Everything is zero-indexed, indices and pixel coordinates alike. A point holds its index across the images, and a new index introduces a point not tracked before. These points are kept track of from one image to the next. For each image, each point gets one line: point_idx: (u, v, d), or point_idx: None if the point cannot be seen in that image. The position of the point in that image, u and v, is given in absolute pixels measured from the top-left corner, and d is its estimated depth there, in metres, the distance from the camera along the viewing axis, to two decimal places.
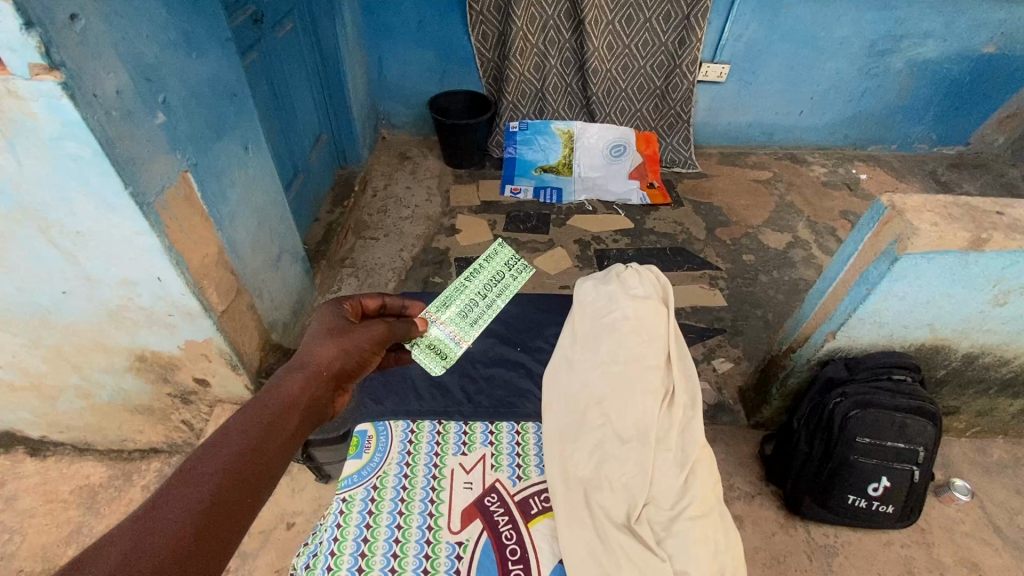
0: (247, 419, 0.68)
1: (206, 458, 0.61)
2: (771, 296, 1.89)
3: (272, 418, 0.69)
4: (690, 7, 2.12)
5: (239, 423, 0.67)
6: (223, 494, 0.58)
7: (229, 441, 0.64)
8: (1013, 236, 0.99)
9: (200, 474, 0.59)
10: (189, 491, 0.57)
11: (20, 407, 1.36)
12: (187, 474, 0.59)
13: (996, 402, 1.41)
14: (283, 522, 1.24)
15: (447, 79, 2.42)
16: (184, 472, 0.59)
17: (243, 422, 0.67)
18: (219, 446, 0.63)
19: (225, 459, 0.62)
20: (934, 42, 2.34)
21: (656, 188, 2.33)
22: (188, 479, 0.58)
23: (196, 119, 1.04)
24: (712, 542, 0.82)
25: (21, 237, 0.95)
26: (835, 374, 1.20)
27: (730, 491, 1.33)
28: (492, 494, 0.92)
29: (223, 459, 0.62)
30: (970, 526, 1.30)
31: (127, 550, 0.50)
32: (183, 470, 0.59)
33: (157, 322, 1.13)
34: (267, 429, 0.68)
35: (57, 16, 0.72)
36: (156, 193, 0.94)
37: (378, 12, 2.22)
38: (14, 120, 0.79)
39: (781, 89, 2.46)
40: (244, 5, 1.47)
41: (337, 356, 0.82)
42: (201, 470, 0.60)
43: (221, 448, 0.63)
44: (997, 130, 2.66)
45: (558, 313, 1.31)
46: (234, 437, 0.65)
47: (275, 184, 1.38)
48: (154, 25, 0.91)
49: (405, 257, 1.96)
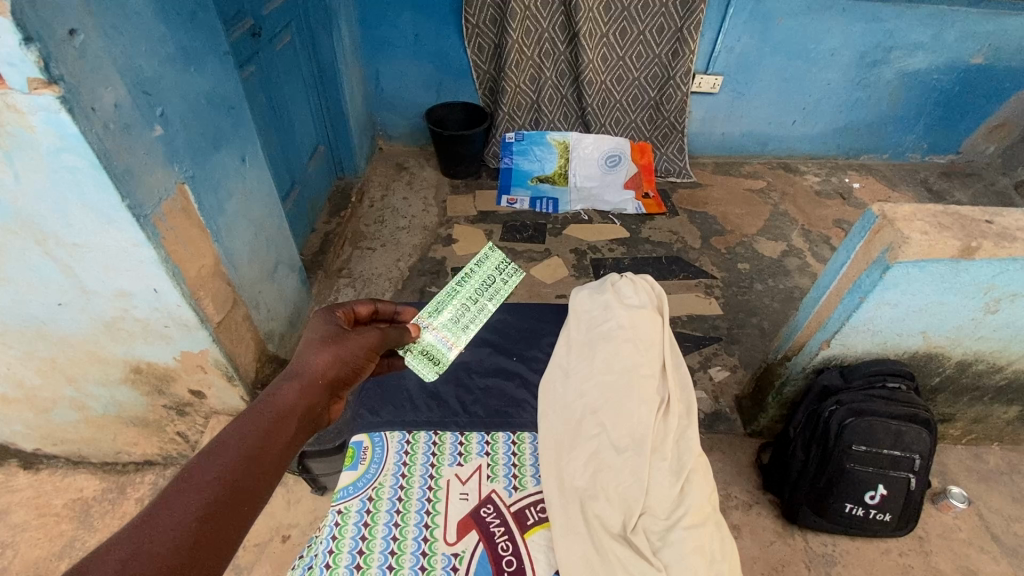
0: (244, 427, 0.68)
1: (204, 466, 0.61)
2: (766, 304, 1.90)
3: (269, 426, 0.69)
4: (684, 19, 2.15)
5: (237, 431, 0.67)
6: (221, 501, 0.59)
7: (227, 448, 0.64)
8: (1002, 244, 1.00)
9: (198, 482, 0.59)
10: (187, 498, 0.58)
11: (14, 420, 1.35)
12: (185, 481, 0.59)
13: (991, 409, 1.41)
14: (278, 535, 1.23)
15: (444, 91, 2.45)
16: (183, 478, 0.60)
17: (241, 431, 0.67)
18: (217, 454, 0.63)
19: (223, 466, 0.62)
20: (923, 53, 2.37)
21: (651, 197, 2.35)
22: (186, 486, 0.59)
23: (194, 131, 1.05)
24: (709, 552, 0.81)
25: (16, 249, 0.95)
26: (830, 383, 1.21)
27: (728, 500, 1.33)
28: (489, 505, 0.91)
29: (221, 466, 0.62)
30: (968, 534, 1.30)
31: (127, 558, 0.51)
32: (181, 477, 0.60)
33: (153, 334, 1.12)
34: (264, 437, 0.68)
35: (56, 31, 0.73)
36: (153, 205, 0.94)
37: (375, 26, 2.25)
38: (13, 133, 0.80)
39: (774, 99, 2.49)
40: (243, 18, 1.49)
41: (334, 363, 0.82)
42: (200, 478, 0.60)
43: (220, 455, 0.63)
44: (987, 140, 2.70)
45: (554, 322, 1.31)
46: (232, 444, 0.65)
47: (272, 196, 1.39)
48: (153, 39, 0.92)
49: (402, 267, 1.96)
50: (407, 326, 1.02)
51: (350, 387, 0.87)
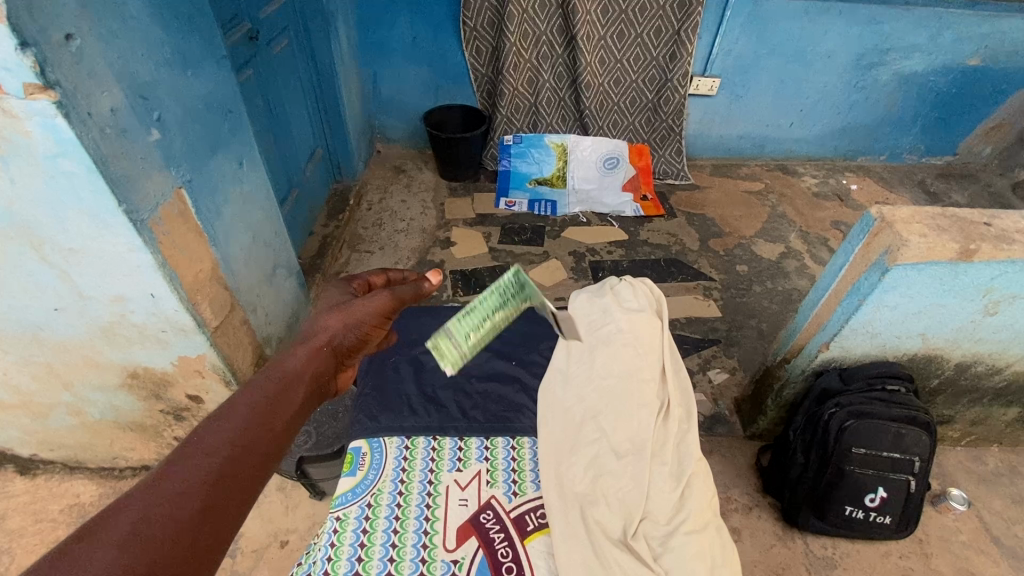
0: (251, 394, 0.67)
1: (212, 431, 0.61)
2: (765, 306, 1.90)
3: (276, 394, 0.68)
4: (681, 22, 2.16)
5: (244, 398, 0.66)
6: (230, 466, 0.58)
7: (235, 415, 0.63)
8: (1001, 247, 1.00)
9: (206, 447, 0.59)
10: (196, 461, 0.57)
11: (9, 425, 1.34)
12: (194, 445, 0.59)
13: (990, 411, 1.41)
14: (276, 540, 1.23)
15: (442, 94, 2.44)
16: (191, 443, 0.59)
17: (248, 398, 0.66)
18: (225, 421, 0.62)
19: (231, 432, 0.61)
20: (920, 56, 2.38)
21: (649, 199, 2.35)
22: (194, 450, 0.58)
23: (191, 135, 1.04)
24: (710, 558, 0.81)
25: (12, 254, 0.95)
26: (830, 385, 1.20)
27: (728, 503, 1.33)
28: (488, 511, 0.91)
29: (228, 433, 0.61)
30: (968, 536, 1.30)
31: (139, 519, 0.51)
32: (190, 442, 0.59)
33: (150, 338, 1.12)
34: (272, 404, 0.67)
35: (52, 36, 0.72)
36: (150, 209, 0.94)
37: (372, 29, 2.25)
38: (8, 138, 0.79)
39: (771, 101, 2.49)
40: (240, 21, 1.48)
41: (341, 330, 0.80)
42: (207, 443, 0.59)
43: (228, 422, 0.62)
44: (984, 141, 2.71)
45: (553, 326, 1.31)
46: (240, 411, 0.64)
47: (270, 200, 1.38)
48: (150, 44, 0.92)
49: (400, 270, 1.96)
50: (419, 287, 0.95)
51: (357, 355, 0.85)
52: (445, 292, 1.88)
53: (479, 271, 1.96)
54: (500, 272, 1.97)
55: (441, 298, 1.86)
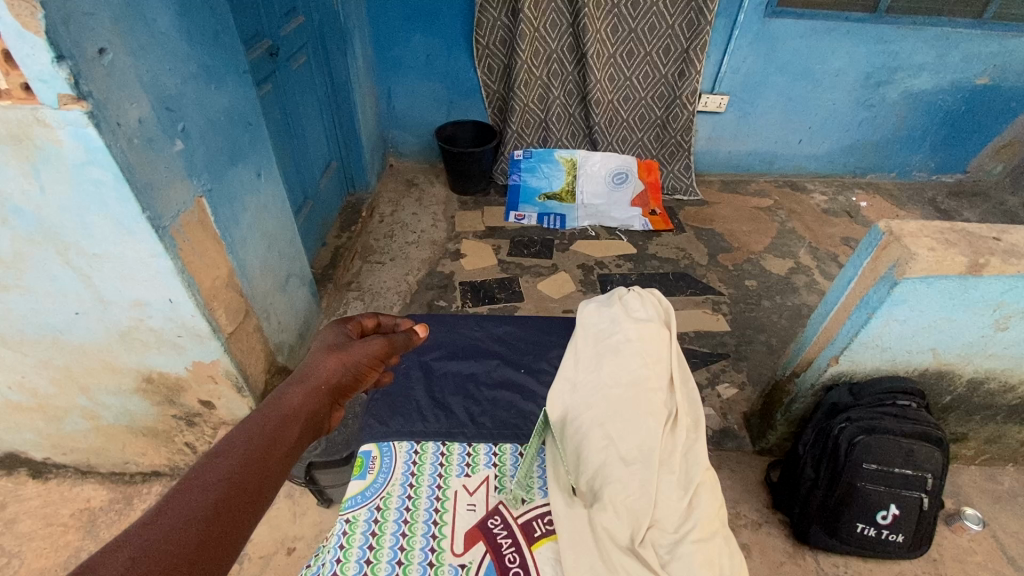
0: (248, 428, 0.61)
1: (209, 467, 0.55)
2: (774, 321, 1.90)
3: (274, 428, 0.62)
4: (689, 41, 2.20)
5: (240, 433, 0.60)
6: (227, 504, 0.53)
7: (233, 449, 0.58)
8: (1011, 261, 1.00)
9: (203, 483, 0.53)
10: (192, 497, 0.51)
11: (25, 428, 1.36)
12: (190, 481, 0.53)
13: (1005, 429, 1.39)
14: (283, 547, 1.23)
15: (454, 110, 2.49)
16: (187, 479, 0.53)
17: (245, 431, 0.60)
18: (222, 455, 0.57)
19: (228, 467, 0.56)
20: (927, 75, 2.40)
21: (658, 214, 2.37)
22: (189, 486, 0.52)
23: (213, 146, 1.08)
24: (718, 567, 0.80)
25: (39, 259, 0.98)
26: (839, 400, 1.20)
27: (737, 519, 1.31)
28: (496, 516, 0.91)
29: (226, 468, 0.55)
30: (983, 557, 1.27)
31: (136, 555, 0.45)
32: (185, 478, 0.53)
33: (166, 343, 1.14)
34: (269, 437, 0.61)
35: (87, 50, 0.76)
36: (171, 217, 0.97)
37: (387, 48, 2.31)
38: (40, 147, 0.82)
39: (780, 118, 2.51)
40: (261, 39, 1.54)
41: (337, 369, 0.75)
42: (203, 479, 0.53)
43: (225, 457, 0.57)
44: (995, 159, 2.70)
45: (561, 335, 1.32)
46: (238, 445, 0.58)
47: (286, 212, 1.42)
48: (176, 59, 0.96)
49: (411, 280, 1.99)
50: (411, 330, 0.93)
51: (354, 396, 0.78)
52: (455, 302, 1.89)
53: (487, 283, 1.98)
54: (509, 284, 1.98)
55: (451, 309, 1.88)
